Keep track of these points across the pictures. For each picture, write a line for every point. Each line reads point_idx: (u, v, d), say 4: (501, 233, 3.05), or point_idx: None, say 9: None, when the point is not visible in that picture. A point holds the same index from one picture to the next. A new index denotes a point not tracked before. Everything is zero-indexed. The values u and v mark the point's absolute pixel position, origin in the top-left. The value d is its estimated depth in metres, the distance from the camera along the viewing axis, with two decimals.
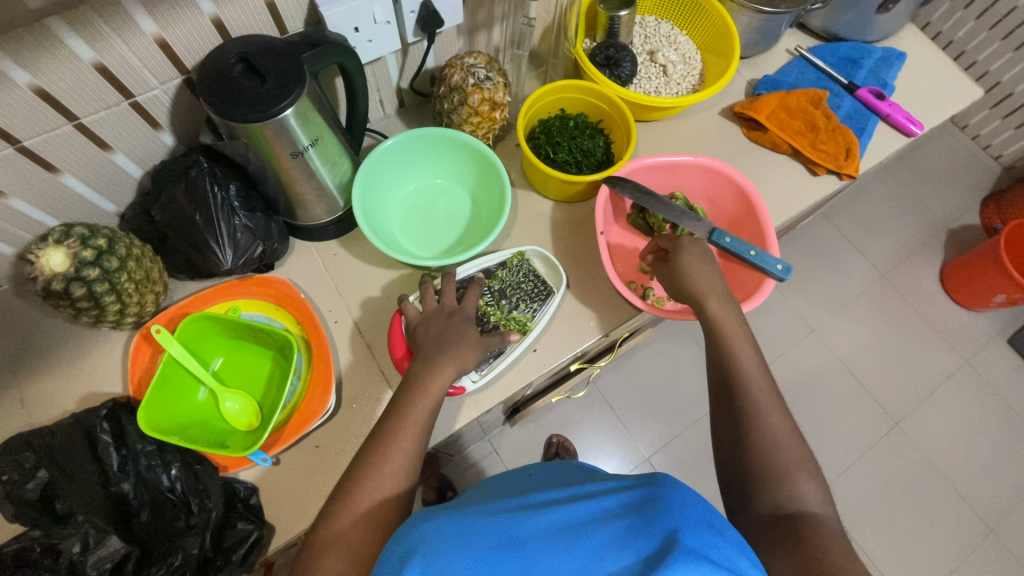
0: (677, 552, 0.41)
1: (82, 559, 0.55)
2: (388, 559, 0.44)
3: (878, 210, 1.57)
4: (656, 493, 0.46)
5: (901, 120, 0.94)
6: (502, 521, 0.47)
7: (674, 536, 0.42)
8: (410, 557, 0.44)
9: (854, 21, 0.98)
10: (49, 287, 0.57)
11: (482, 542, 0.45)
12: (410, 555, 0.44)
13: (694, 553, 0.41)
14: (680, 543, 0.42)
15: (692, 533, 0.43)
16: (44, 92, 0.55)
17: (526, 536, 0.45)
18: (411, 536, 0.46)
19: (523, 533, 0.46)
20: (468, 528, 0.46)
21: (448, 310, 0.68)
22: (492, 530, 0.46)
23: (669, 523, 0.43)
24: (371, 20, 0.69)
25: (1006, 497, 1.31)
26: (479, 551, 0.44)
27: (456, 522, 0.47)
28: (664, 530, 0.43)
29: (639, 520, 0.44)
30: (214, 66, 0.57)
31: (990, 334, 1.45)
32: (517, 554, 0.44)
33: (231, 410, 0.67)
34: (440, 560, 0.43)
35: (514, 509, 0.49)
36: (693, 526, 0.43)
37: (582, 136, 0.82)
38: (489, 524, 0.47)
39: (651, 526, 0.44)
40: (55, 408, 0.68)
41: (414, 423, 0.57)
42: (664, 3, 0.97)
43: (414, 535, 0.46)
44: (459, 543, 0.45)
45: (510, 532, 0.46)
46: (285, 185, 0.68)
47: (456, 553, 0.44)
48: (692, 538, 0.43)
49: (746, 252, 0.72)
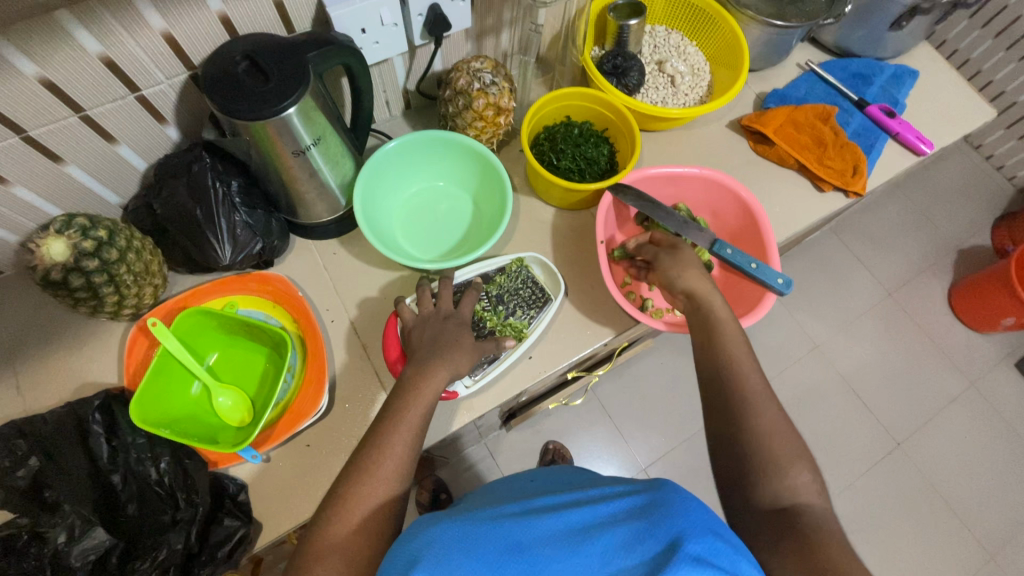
0: (681, 555, 0.41)
1: (66, 549, 0.57)
2: (393, 564, 0.44)
3: (887, 228, 1.55)
4: (659, 497, 0.47)
5: (911, 138, 0.93)
6: (506, 525, 0.46)
7: (678, 540, 0.43)
8: (414, 564, 0.43)
9: (866, 37, 0.97)
10: (48, 276, 0.57)
11: (484, 549, 0.44)
12: (412, 565, 0.43)
13: (698, 556, 0.42)
14: (684, 546, 0.42)
15: (695, 539, 0.43)
16: (50, 82, 0.56)
17: (531, 541, 0.45)
18: (414, 541, 0.45)
19: (527, 539, 0.45)
20: (471, 532, 0.45)
21: (444, 313, 0.67)
22: (495, 535, 0.45)
23: (673, 528, 0.44)
24: (378, 22, 0.69)
25: (1008, 524, 1.29)
26: (485, 558, 0.43)
27: (459, 527, 0.46)
28: (668, 535, 0.43)
29: (643, 523, 0.45)
30: (218, 64, 0.57)
31: (997, 358, 1.43)
32: (523, 559, 0.43)
33: (222, 406, 0.67)
34: (443, 563, 0.43)
35: (517, 513, 0.48)
36: (697, 530, 0.44)
37: (586, 144, 0.82)
38: (491, 529, 0.46)
39: (655, 529, 0.44)
40: (50, 396, 0.68)
41: (407, 428, 0.57)
42: (674, 13, 0.96)
43: (417, 542, 0.45)
44: (462, 548, 0.44)
45: (513, 538, 0.45)
46: (287, 184, 0.69)
47: (459, 560, 0.43)
48: (695, 543, 0.43)
49: (747, 265, 0.72)
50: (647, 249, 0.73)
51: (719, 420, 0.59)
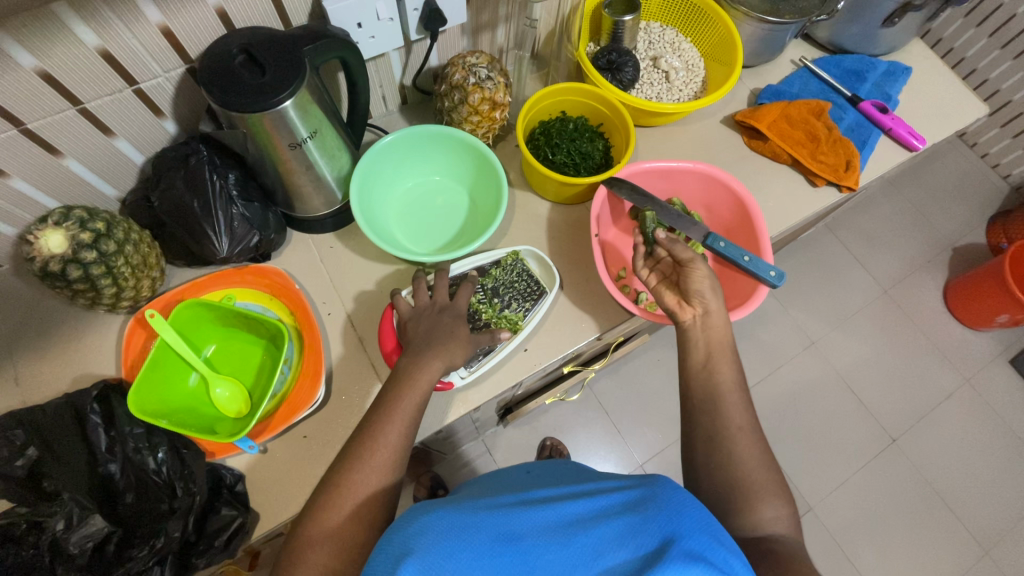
0: (674, 551, 0.42)
1: (65, 536, 0.56)
2: (387, 552, 0.44)
3: (883, 225, 1.56)
4: (652, 493, 0.48)
5: (903, 134, 0.93)
6: (499, 516, 0.47)
7: (671, 538, 0.43)
8: (407, 554, 0.43)
9: (860, 34, 0.97)
10: (46, 267, 0.58)
11: (478, 540, 0.44)
12: (405, 554, 0.43)
13: (691, 552, 0.42)
14: (677, 543, 0.43)
15: (688, 536, 0.44)
16: (48, 75, 0.56)
17: (524, 532, 0.45)
18: (407, 530, 0.46)
19: (520, 530, 0.46)
20: (465, 522, 0.46)
21: (440, 306, 0.68)
22: (488, 526, 0.46)
23: (666, 524, 0.45)
24: (374, 16, 0.69)
25: (1003, 520, 1.29)
26: (477, 548, 0.44)
27: (452, 517, 0.47)
28: (661, 531, 0.44)
29: (636, 518, 0.45)
30: (215, 56, 0.58)
31: (992, 355, 1.44)
32: (516, 550, 0.44)
33: (221, 397, 0.68)
34: (436, 553, 0.43)
35: (512, 504, 0.49)
36: (689, 528, 0.44)
37: (581, 139, 0.83)
38: (486, 519, 0.46)
39: (648, 524, 0.45)
40: (48, 388, 0.69)
41: (400, 418, 0.57)
42: (669, 9, 0.97)
43: (411, 530, 0.45)
44: (453, 537, 0.44)
45: (507, 529, 0.46)
46: (284, 177, 0.69)
47: (452, 549, 0.43)
48: (688, 540, 0.43)
49: (739, 258, 0.72)
50: (685, 249, 0.68)
51: None
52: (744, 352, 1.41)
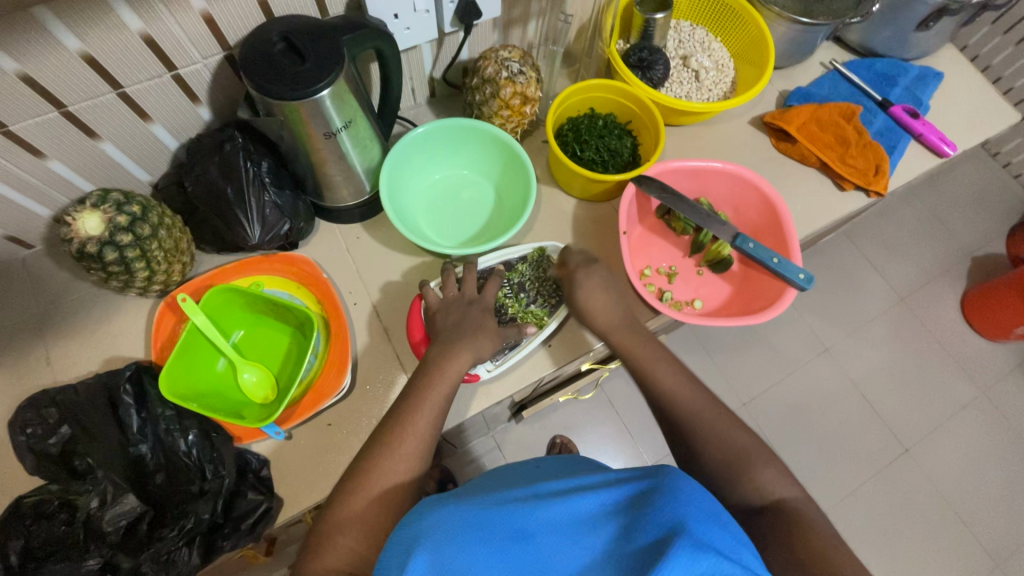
0: (683, 541, 0.40)
1: (98, 514, 0.58)
2: (396, 545, 0.45)
3: (902, 233, 1.54)
4: (658, 485, 0.46)
5: (934, 140, 0.92)
6: (508, 509, 0.46)
7: (678, 528, 0.42)
8: (415, 544, 0.44)
9: (892, 37, 0.97)
10: (83, 249, 0.59)
11: (485, 535, 0.44)
12: (414, 546, 0.43)
13: (699, 541, 0.41)
14: (686, 532, 0.41)
15: (696, 525, 0.42)
16: (90, 58, 0.56)
17: (531, 528, 0.45)
18: (417, 524, 0.46)
19: (526, 524, 0.45)
20: (472, 517, 0.45)
21: (468, 299, 0.68)
22: (496, 519, 0.45)
23: (674, 514, 0.43)
24: (411, 7, 0.70)
25: (1014, 533, 1.28)
26: (487, 544, 0.44)
27: (459, 511, 0.46)
28: (667, 522, 0.42)
29: (641, 513, 0.44)
30: (257, 43, 0.59)
31: (1009, 368, 1.42)
32: (523, 547, 0.44)
33: (248, 382, 0.69)
34: (444, 550, 0.43)
35: (520, 498, 0.48)
36: (698, 517, 0.43)
37: (610, 136, 0.82)
38: (494, 514, 0.46)
39: (655, 517, 0.43)
40: (78, 368, 0.70)
41: (429, 407, 0.57)
42: (700, 9, 0.97)
43: (422, 523, 0.46)
44: (461, 533, 0.44)
45: (514, 525, 0.45)
46: (315, 166, 0.70)
47: (461, 546, 0.43)
48: (697, 530, 0.42)
49: (768, 259, 0.73)
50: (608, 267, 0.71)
51: (682, 423, 0.61)
52: (758, 356, 1.40)
